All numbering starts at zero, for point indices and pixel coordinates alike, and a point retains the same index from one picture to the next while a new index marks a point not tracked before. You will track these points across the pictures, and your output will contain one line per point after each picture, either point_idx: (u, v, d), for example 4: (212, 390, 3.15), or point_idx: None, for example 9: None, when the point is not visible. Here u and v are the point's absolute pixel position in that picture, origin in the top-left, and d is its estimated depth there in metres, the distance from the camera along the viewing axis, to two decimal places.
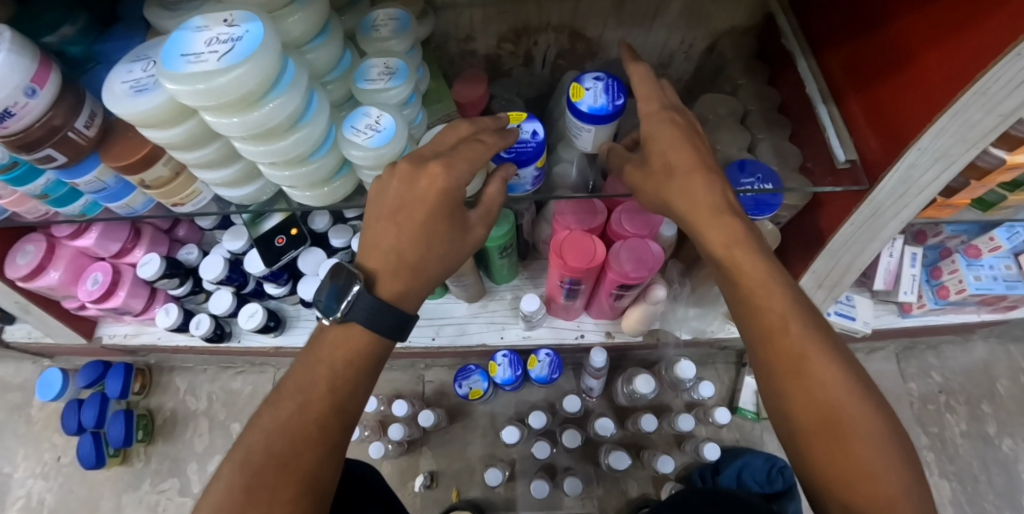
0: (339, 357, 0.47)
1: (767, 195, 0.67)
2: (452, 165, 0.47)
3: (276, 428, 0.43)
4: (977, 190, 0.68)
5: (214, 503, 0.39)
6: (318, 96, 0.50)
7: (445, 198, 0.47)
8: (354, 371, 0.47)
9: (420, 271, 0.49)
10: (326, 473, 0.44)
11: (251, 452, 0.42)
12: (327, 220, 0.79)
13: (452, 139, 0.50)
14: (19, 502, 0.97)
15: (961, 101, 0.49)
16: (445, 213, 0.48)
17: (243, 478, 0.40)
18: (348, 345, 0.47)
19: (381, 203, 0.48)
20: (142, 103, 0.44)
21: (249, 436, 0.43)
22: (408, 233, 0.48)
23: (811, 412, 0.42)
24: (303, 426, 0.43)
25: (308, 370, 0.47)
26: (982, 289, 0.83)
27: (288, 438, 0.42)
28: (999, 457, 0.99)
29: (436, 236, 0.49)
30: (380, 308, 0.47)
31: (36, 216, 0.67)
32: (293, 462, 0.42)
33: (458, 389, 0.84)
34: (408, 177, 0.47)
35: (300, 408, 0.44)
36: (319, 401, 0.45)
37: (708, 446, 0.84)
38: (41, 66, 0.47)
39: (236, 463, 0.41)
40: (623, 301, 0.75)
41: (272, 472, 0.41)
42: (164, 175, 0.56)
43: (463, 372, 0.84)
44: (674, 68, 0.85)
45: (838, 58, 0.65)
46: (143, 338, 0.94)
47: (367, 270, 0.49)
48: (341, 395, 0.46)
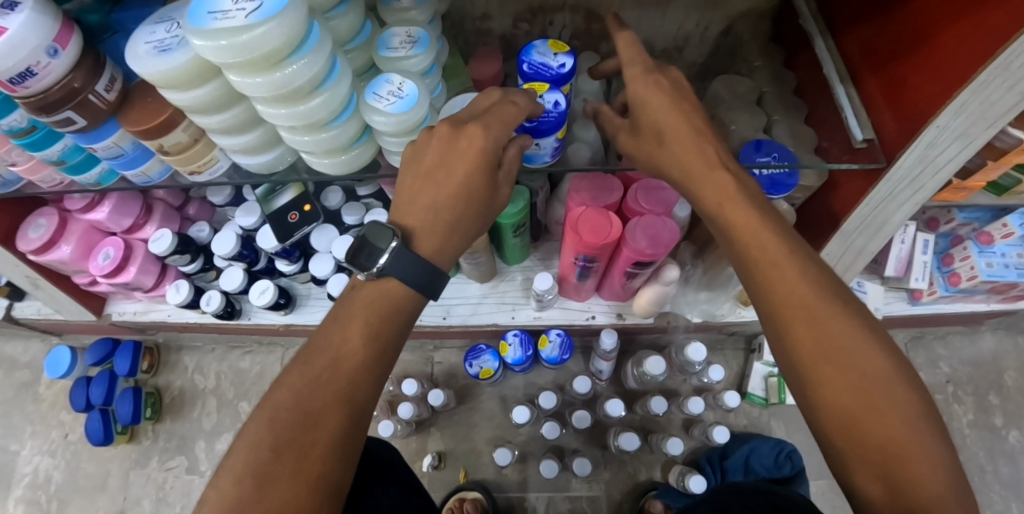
0: (371, 314, 0.46)
1: (784, 174, 0.67)
2: (488, 126, 0.47)
3: (306, 384, 0.43)
4: (992, 172, 0.68)
5: (242, 459, 0.39)
6: (341, 61, 0.50)
7: (485, 157, 0.47)
8: (388, 328, 0.47)
9: (454, 232, 0.49)
10: (355, 431, 0.43)
11: (278, 410, 0.42)
12: (339, 197, 0.80)
13: (484, 105, 0.50)
14: (26, 479, 0.97)
15: (982, 75, 0.49)
16: (482, 175, 0.48)
17: (273, 438, 0.40)
18: (380, 302, 0.47)
19: (418, 162, 0.48)
20: (167, 63, 0.44)
21: (277, 392, 0.43)
22: (448, 190, 0.48)
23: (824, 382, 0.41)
24: (335, 384, 0.43)
25: (340, 327, 0.46)
26: (994, 275, 0.82)
27: (316, 396, 0.42)
28: (1005, 448, 0.99)
29: (475, 193, 0.49)
30: (417, 264, 0.47)
31: (51, 186, 0.67)
32: (321, 418, 0.41)
33: (468, 368, 0.84)
34: (447, 137, 0.48)
35: (332, 364, 0.44)
36: (348, 358, 0.44)
37: (717, 429, 0.84)
38: (63, 27, 0.47)
39: (265, 418, 0.41)
40: (636, 281, 0.75)
41: (301, 429, 0.41)
42: (183, 141, 0.56)
43: (474, 351, 0.84)
44: (688, 52, 0.85)
45: (857, 37, 0.65)
46: (152, 315, 0.94)
47: (403, 228, 0.48)
48: (373, 353, 0.46)
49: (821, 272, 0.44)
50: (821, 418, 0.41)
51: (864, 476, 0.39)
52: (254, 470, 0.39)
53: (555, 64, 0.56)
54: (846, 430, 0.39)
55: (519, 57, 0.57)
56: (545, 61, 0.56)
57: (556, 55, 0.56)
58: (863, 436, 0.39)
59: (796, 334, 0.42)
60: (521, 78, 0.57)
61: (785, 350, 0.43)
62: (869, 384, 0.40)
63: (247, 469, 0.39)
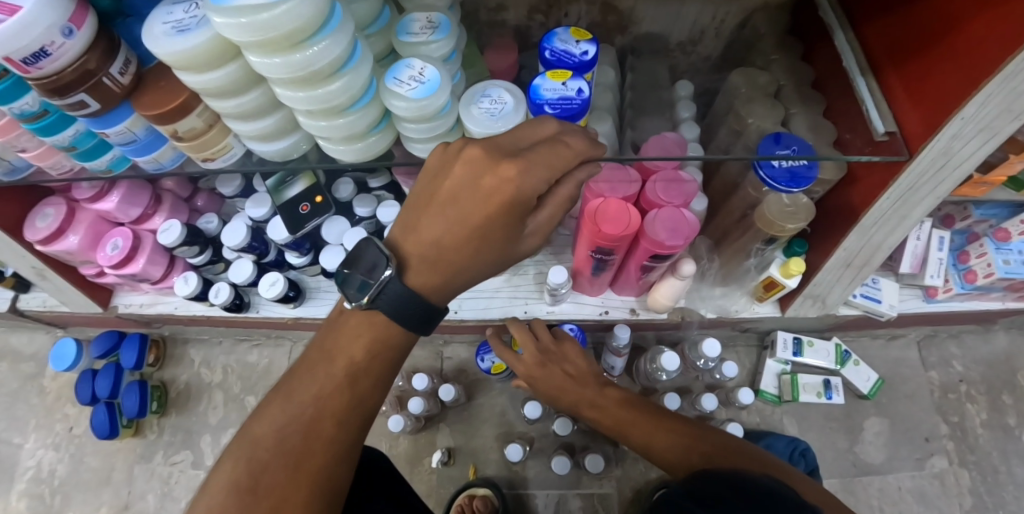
0: (357, 348, 0.46)
1: (802, 167, 0.65)
2: (528, 168, 0.40)
3: (288, 423, 0.44)
4: (1013, 166, 0.68)
5: (218, 502, 0.40)
6: (362, 45, 0.49)
7: (509, 205, 0.41)
8: (375, 365, 0.46)
9: (456, 277, 0.45)
10: (339, 469, 0.45)
11: (261, 445, 0.43)
12: (351, 189, 0.80)
13: (535, 138, 0.43)
14: (29, 473, 0.96)
15: (1008, 67, 0.48)
16: (500, 220, 0.42)
17: (250, 474, 0.42)
18: (364, 338, 0.46)
19: (438, 186, 0.44)
20: (184, 43, 0.43)
21: (258, 428, 0.44)
22: (457, 228, 0.43)
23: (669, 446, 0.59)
24: (319, 423, 0.44)
25: (326, 359, 0.46)
26: (1011, 273, 0.81)
27: (298, 433, 0.44)
28: (1019, 449, 0.98)
29: (488, 236, 0.43)
30: (410, 301, 0.44)
31: (60, 173, 0.66)
32: (303, 454, 0.43)
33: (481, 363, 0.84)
34: (475, 167, 0.41)
35: (315, 403, 0.45)
36: (332, 394, 0.45)
37: (730, 425, 0.84)
38: (78, 7, 0.46)
39: (245, 453, 0.43)
40: (651, 275, 0.75)
41: (284, 472, 0.42)
42: (198, 127, 0.55)
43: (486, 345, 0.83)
44: (704, 45, 0.85)
45: (879, 30, 0.64)
46: (159, 308, 0.93)
47: (402, 254, 0.45)
48: (357, 391, 0.46)
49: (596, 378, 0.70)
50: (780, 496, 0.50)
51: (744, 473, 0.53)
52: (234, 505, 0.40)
53: (578, 52, 0.54)
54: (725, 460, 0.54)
55: (541, 44, 0.56)
56: (568, 49, 0.55)
57: (577, 42, 0.55)
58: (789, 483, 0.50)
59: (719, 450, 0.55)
60: (542, 65, 0.56)
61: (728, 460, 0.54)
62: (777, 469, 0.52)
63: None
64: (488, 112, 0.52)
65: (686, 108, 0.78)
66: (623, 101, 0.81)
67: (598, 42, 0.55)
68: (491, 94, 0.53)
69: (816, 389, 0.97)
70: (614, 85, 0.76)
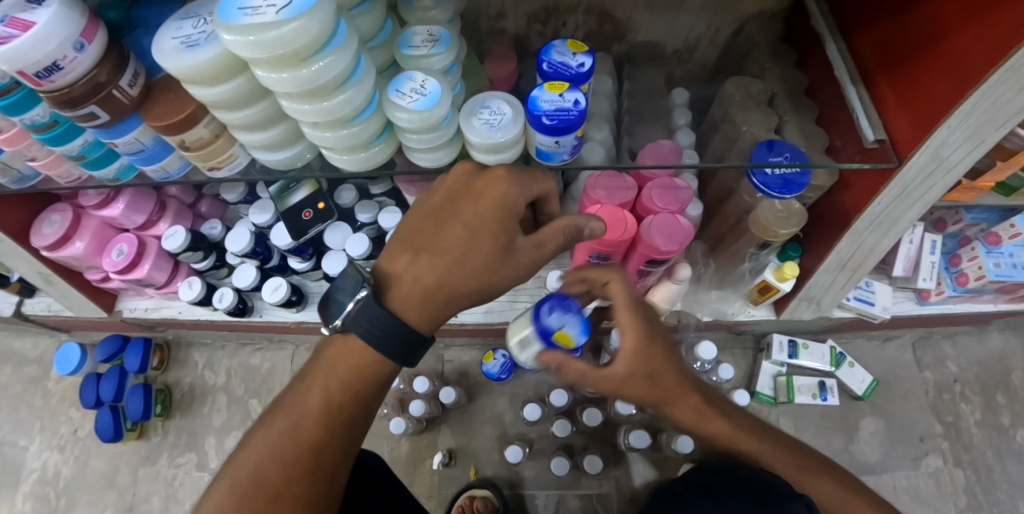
0: (333, 377, 0.49)
1: (795, 174, 0.67)
2: (512, 175, 0.47)
3: (269, 450, 0.47)
4: (1001, 172, 0.69)
5: None
6: (365, 59, 0.50)
7: (497, 203, 0.46)
8: (349, 393, 0.49)
9: (443, 289, 0.48)
10: (319, 498, 0.47)
11: (247, 471, 0.46)
12: (352, 195, 0.81)
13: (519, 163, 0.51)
14: (34, 475, 0.97)
15: (993, 77, 0.50)
16: (490, 223, 0.47)
17: (236, 498, 0.45)
18: (341, 366, 0.49)
19: (431, 199, 0.50)
20: (193, 59, 0.45)
21: (243, 456, 0.47)
22: (450, 235, 0.48)
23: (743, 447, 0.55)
24: (297, 451, 0.47)
25: (307, 387, 0.50)
26: (1001, 275, 0.83)
27: (280, 458, 0.46)
28: (1013, 448, 0.99)
29: (478, 244, 0.47)
30: (384, 326, 0.47)
31: (68, 181, 0.67)
32: (283, 479, 0.46)
33: (548, 309, 0.51)
34: (468, 176, 0.49)
35: (293, 428, 0.48)
36: (309, 419, 0.48)
37: (726, 427, 0.85)
38: (89, 22, 0.47)
39: (228, 479, 0.46)
40: (647, 279, 0.76)
41: (264, 497, 0.45)
42: (205, 137, 0.57)
43: (571, 299, 0.52)
44: (700, 53, 0.86)
45: (871, 39, 0.66)
46: (163, 312, 0.94)
47: (392, 270, 0.49)
48: (334, 419, 0.49)
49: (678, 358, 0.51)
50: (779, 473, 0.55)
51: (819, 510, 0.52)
52: None
53: (574, 65, 0.56)
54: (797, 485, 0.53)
55: (538, 56, 0.57)
56: (565, 61, 0.56)
57: (574, 55, 0.57)
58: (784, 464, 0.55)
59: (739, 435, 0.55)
60: (539, 77, 0.58)
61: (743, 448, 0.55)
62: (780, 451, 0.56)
63: None
64: (488, 123, 0.53)
65: (682, 115, 0.79)
66: (620, 109, 0.82)
67: (595, 54, 0.57)
68: (491, 105, 0.54)
69: (811, 390, 0.99)
70: (611, 93, 0.77)
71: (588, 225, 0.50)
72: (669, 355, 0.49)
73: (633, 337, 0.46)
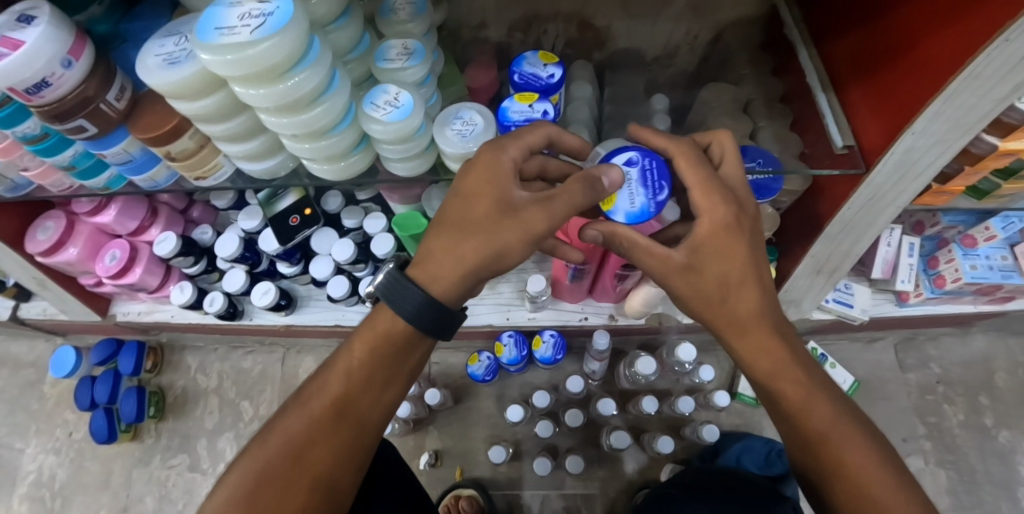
0: (359, 346, 0.48)
1: (768, 179, 0.69)
2: (499, 143, 0.47)
3: (299, 416, 0.46)
4: (970, 177, 0.71)
5: (233, 484, 0.43)
6: (340, 73, 0.52)
7: (487, 168, 0.46)
8: (376, 364, 0.48)
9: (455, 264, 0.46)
10: (341, 466, 0.46)
11: (270, 436, 0.45)
12: (339, 201, 0.83)
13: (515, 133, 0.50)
14: (31, 476, 0.99)
15: (954, 84, 0.51)
16: (484, 187, 0.46)
17: (260, 460, 0.44)
18: (368, 338, 0.48)
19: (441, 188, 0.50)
20: (174, 75, 0.46)
21: (274, 423, 0.46)
22: (456, 209, 0.47)
23: (806, 420, 0.49)
24: (323, 419, 0.46)
25: (338, 359, 0.49)
26: (978, 277, 0.85)
27: (302, 423, 0.45)
28: (996, 448, 1.01)
29: (477, 211, 0.46)
30: (408, 297, 0.46)
31: (60, 190, 0.69)
32: (303, 444, 0.45)
33: (633, 172, 0.49)
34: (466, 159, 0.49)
35: (322, 397, 0.47)
36: (333, 386, 0.47)
37: (707, 428, 0.87)
38: (77, 40, 0.49)
39: (260, 444, 0.45)
40: (626, 283, 0.78)
41: (290, 463, 0.44)
42: (190, 148, 0.59)
43: (664, 185, 0.50)
44: (680, 60, 0.87)
45: (840, 48, 0.67)
46: (156, 316, 0.96)
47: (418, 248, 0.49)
48: (360, 390, 0.47)
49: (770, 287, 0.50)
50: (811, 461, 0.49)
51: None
52: (247, 486, 0.43)
53: (545, 75, 0.58)
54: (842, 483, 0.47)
55: (511, 67, 0.59)
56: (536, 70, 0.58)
57: (545, 66, 0.59)
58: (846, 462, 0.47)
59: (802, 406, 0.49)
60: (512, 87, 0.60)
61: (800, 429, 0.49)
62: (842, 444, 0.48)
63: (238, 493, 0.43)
64: (460, 133, 0.55)
65: (660, 122, 0.81)
66: (600, 115, 0.84)
67: (565, 65, 0.59)
68: (463, 116, 0.56)
69: None
70: (591, 100, 0.79)
71: (604, 176, 0.47)
72: (751, 260, 0.47)
73: (708, 222, 0.46)
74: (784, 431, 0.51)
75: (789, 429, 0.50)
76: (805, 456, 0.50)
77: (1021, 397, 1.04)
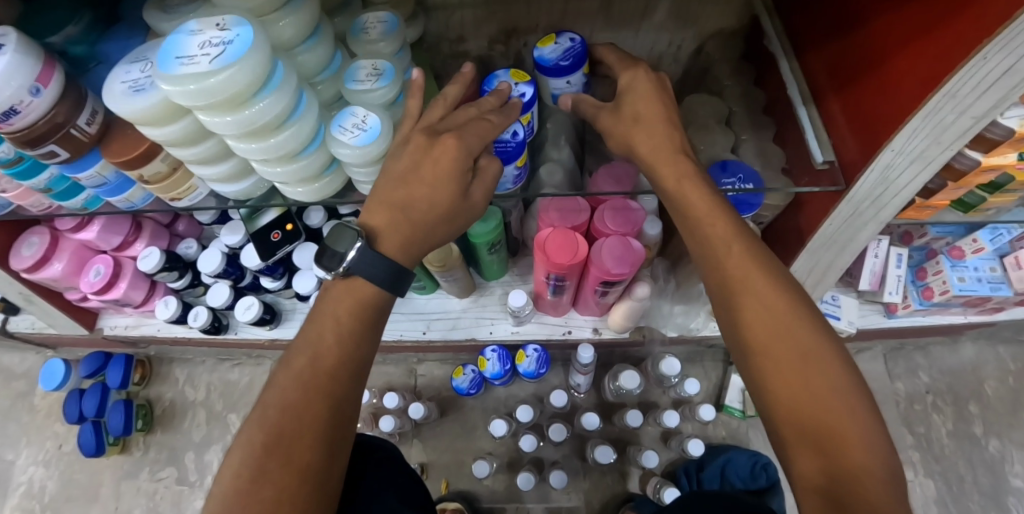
0: (343, 310, 0.46)
1: (748, 194, 0.68)
2: (464, 138, 0.47)
3: (291, 381, 0.43)
4: (954, 192, 0.70)
5: (239, 455, 0.40)
6: (307, 95, 0.52)
7: (458, 166, 0.47)
8: (358, 323, 0.46)
9: (424, 244, 0.50)
10: (341, 423, 0.43)
11: (269, 410, 0.42)
12: (321, 216, 0.80)
13: (462, 118, 0.50)
14: (21, 488, 1.00)
15: (931, 102, 0.49)
16: (455, 181, 0.48)
17: (264, 434, 0.40)
18: (351, 299, 0.47)
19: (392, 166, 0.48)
20: (138, 103, 0.46)
21: (266, 395, 0.43)
22: (414, 197, 0.48)
23: (763, 347, 0.43)
24: (315, 378, 0.43)
25: (316, 323, 0.46)
26: (966, 290, 0.84)
27: (301, 393, 0.42)
28: (985, 458, 1.00)
29: (440, 198, 0.48)
30: (383, 263, 0.47)
31: (39, 210, 0.69)
32: (309, 414, 0.41)
33: (572, 42, 0.58)
34: (420, 149, 0.48)
35: (311, 360, 0.44)
36: (328, 354, 0.44)
37: (692, 442, 0.85)
38: (45, 66, 0.49)
39: (257, 415, 0.41)
40: (608, 298, 0.77)
41: (292, 422, 0.41)
42: (162, 171, 0.59)
43: (573, 58, 0.57)
44: (663, 69, 0.87)
45: (819, 58, 0.65)
46: (142, 329, 0.96)
47: (369, 227, 0.48)
48: (346, 348, 0.45)
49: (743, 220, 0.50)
50: (801, 436, 0.40)
51: (803, 457, 0.40)
52: (251, 453, 0.39)
53: (516, 95, 0.55)
54: (791, 412, 0.41)
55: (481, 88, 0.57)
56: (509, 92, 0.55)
57: (516, 85, 0.56)
58: (833, 424, 0.39)
59: (800, 365, 0.41)
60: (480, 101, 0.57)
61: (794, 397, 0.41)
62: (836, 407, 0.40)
63: (246, 463, 0.39)
64: None
65: None
66: None
67: (537, 84, 0.56)
68: None
69: None
70: None
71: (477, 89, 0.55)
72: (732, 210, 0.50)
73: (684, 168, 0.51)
74: (742, 366, 0.46)
75: (744, 360, 0.45)
76: (758, 387, 0.44)
77: (1011, 406, 1.03)
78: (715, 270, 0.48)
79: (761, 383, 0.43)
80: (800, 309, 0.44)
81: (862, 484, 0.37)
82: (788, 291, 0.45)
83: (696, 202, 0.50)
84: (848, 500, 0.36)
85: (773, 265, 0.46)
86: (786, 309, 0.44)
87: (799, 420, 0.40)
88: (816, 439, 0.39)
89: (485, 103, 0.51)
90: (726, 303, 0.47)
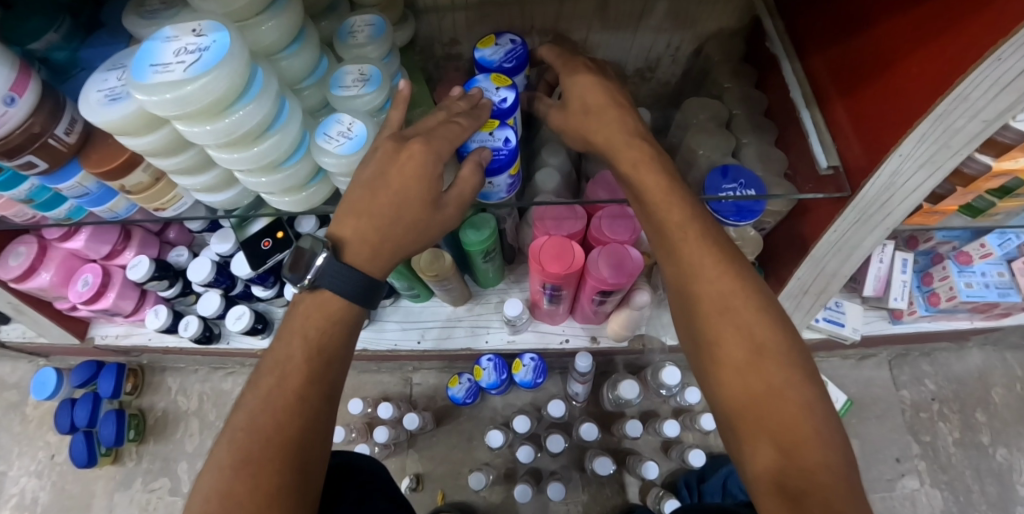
0: (312, 326, 0.44)
1: (749, 201, 0.66)
2: (430, 145, 0.46)
3: (259, 403, 0.41)
4: (964, 196, 0.68)
5: (207, 484, 0.37)
6: (290, 102, 0.50)
7: (427, 172, 0.45)
8: (329, 338, 0.45)
9: (395, 254, 0.48)
10: (313, 443, 0.41)
11: (236, 431, 0.40)
12: (312, 224, 0.75)
13: (433, 124, 0.48)
14: (12, 500, 0.98)
15: (941, 105, 0.47)
16: (430, 184, 0.46)
17: (233, 456, 0.38)
18: (321, 315, 0.45)
19: (360, 174, 0.47)
20: (113, 113, 0.45)
21: (234, 418, 0.41)
22: (387, 205, 0.46)
23: (718, 340, 0.42)
24: (282, 398, 0.41)
25: (283, 342, 0.44)
26: (973, 296, 0.82)
27: (269, 414, 0.40)
28: (993, 467, 0.98)
29: (412, 205, 0.47)
30: (348, 274, 0.45)
31: (23, 220, 0.67)
32: (277, 436, 0.39)
33: (512, 43, 0.57)
34: (389, 154, 0.46)
35: (279, 382, 0.42)
36: (294, 374, 0.42)
37: (693, 452, 0.83)
38: (19, 75, 0.47)
39: (224, 442, 0.39)
40: (606, 307, 0.76)
41: (259, 444, 0.39)
42: (144, 181, 0.58)
43: (515, 60, 0.56)
44: (661, 71, 0.85)
45: (823, 61, 0.63)
46: (133, 339, 0.95)
47: (336, 238, 0.47)
48: (318, 366, 0.43)
49: (708, 213, 0.48)
50: (756, 432, 0.38)
51: (760, 454, 0.38)
52: (218, 480, 0.37)
53: (496, 100, 0.52)
54: (748, 408, 0.39)
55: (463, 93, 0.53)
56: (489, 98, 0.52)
57: (497, 89, 0.52)
58: (786, 419, 0.38)
59: (756, 360, 0.40)
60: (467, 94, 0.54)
61: (750, 393, 0.39)
62: (797, 404, 0.38)
63: (213, 491, 0.37)
64: None
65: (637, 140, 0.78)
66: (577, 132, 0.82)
67: (518, 90, 0.53)
68: None
69: None
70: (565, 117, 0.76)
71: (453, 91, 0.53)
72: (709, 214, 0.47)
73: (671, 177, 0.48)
74: (696, 361, 0.44)
75: (698, 355, 0.44)
76: (712, 380, 0.42)
77: (1019, 414, 1.01)
78: (671, 260, 0.46)
79: (715, 378, 0.42)
80: (756, 302, 0.43)
81: (817, 481, 0.35)
82: (748, 284, 0.43)
83: (661, 191, 0.47)
84: (806, 498, 0.34)
85: (731, 256, 0.45)
86: (741, 301, 0.42)
87: (755, 415, 0.39)
88: (772, 434, 0.38)
89: (454, 106, 0.50)
90: (682, 295, 0.45)
